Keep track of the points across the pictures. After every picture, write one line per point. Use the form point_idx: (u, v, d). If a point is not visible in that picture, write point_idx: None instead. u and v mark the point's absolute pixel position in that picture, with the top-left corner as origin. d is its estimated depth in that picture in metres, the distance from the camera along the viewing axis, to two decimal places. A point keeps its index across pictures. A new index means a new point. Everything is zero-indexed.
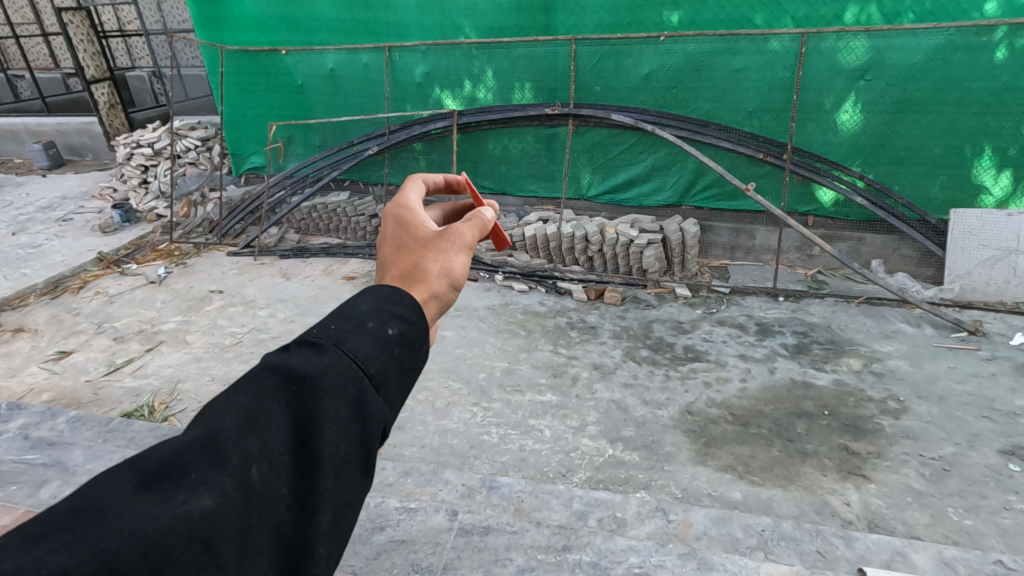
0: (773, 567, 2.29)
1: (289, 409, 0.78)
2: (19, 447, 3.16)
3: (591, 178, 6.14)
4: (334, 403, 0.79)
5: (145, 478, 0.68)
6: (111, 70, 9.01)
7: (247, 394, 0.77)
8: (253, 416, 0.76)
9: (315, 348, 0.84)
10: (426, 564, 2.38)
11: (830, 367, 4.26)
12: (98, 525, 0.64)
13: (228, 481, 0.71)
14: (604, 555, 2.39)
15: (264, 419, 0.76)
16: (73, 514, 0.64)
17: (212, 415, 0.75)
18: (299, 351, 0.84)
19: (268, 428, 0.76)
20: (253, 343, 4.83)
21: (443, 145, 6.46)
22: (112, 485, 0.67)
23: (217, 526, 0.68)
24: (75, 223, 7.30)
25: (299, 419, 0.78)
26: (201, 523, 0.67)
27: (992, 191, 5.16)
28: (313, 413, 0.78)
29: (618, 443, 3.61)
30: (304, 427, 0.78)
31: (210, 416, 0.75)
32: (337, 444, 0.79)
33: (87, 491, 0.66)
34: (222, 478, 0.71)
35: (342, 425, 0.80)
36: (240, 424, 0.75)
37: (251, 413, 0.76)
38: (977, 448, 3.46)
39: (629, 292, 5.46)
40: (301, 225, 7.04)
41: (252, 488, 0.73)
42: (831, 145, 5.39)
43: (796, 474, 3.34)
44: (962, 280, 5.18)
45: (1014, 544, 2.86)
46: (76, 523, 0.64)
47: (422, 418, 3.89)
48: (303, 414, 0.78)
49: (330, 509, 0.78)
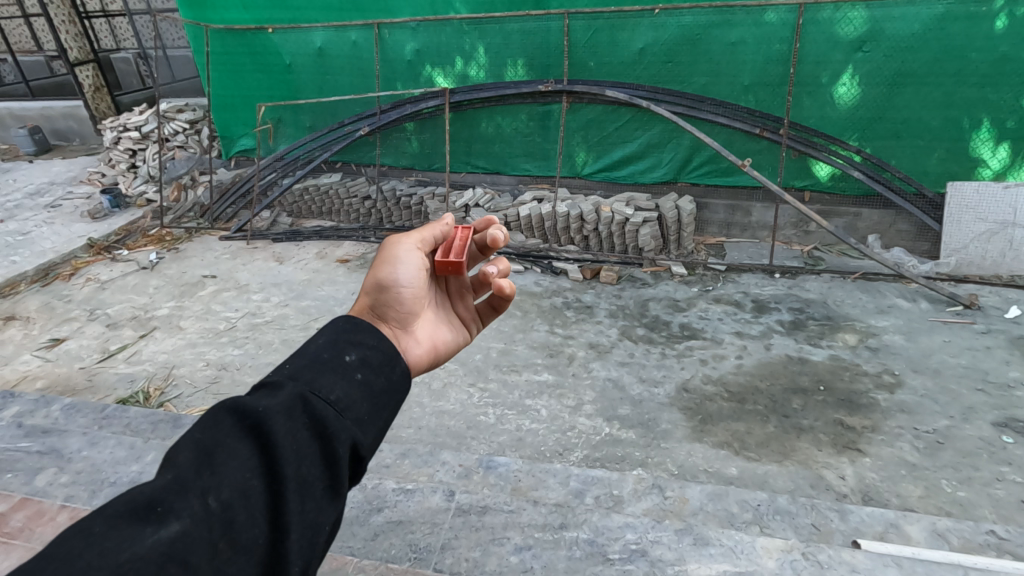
0: (769, 541, 2.31)
1: (243, 443, 0.95)
2: (13, 436, 3.12)
3: (586, 156, 6.07)
4: (285, 432, 0.97)
5: (124, 516, 0.83)
6: (95, 52, 8.81)
7: (209, 436, 0.95)
8: (214, 451, 0.93)
9: (271, 392, 1.03)
10: (424, 544, 2.40)
11: (825, 343, 4.26)
12: (77, 558, 0.77)
13: (196, 506, 0.87)
14: (602, 531, 2.41)
15: (223, 452, 0.93)
16: (56, 555, 0.77)
17: (177, 457, 0.92)
18: (255, 397, 1.02)
19: (226, 460, 0.92)
20: (248, 327, 4.80)
21: (434, 124, 6.38)
22: (90, 528, 0.81)
23: (190, 545, 0.84)
24: (64, 209, 7.19)
25: (259, 449, 0.96)
26: (174, 545, 0.82)
27: (989, 163, 5.12)
28: (269, 440, 0.96)
29: (615, 422, 3.62)
30: (265, 452, 0.96)
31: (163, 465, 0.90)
32: (292, 466, 0.96)
33: (67, 539, 0.80)
34: (190, 502, 0.87)
35: (296, 450, 0.97)
36: (202, 459, 0.91)
37: (212, 451, 0.93)
38: (971, 420, 3.48)
39: (626, 271, 5.43)
40: (294, 208, 6.97)
41: (218, 512, 0.88)
42: (828, 119, 5.31)
43: (791, 450, 3.36)
44: (958, 254, 5.16)
45: (1006, 514, 2.89)
46: (58, 562, 0.77)
47: (418, 400, 3.88)
48: (261, 441, 0.96)
49: (295, 523, 0.93)
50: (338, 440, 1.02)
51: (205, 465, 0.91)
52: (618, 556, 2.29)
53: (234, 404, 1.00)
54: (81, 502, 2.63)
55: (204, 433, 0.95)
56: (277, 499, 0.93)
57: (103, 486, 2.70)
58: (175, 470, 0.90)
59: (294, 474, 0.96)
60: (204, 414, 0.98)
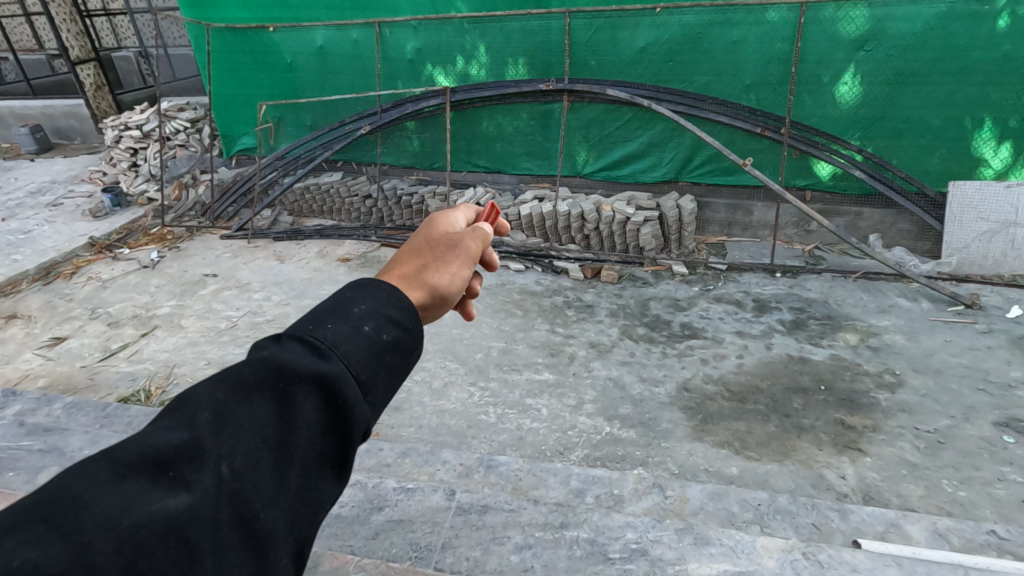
0: (770, 540, 2.32)
1: (264, 406, 0.83)
2: (15, 434, 3.13)
3: (587, 155, 6.07)
4: (310, 406, 0.84)
5: (132, 472, 0.74)
6: (96, 50, 8.82)
7: (230, 393, 0.83)
8: (233, 414, 0.81)
9: (302, 352, 0.88)
10: (425, 543, 2.40)
11: (826, 342, 4.26)
12: (80, 514, 0.69)
13: (208, 474, 0.76)
14: (602, 530, 2.42)
15: (243, 416, 0.81)
16: (58, 504, 0.70)
17: (194, 413, 0.81)
18: (287, 350, 0.87)
19: (245, 426, 0.81)
20: (249, 326, 4.81)
21: (435, 123, 6.38)
22: (95, 477, 0.73)
23: (197, 521, 0.73)
24: (66, 208, 7.20)
25: (282, 417, 0.83)
26: (178, 519, 0.72)
27: (991, 163, 5.11)
28: (293, 409, 0.83)
29: (615, 421, 3.62)
30: (288, 422, 0.83)
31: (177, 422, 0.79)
32: (311, 444, 0.84)
33: (71, 485, 0.72)
34: (201, 471, 0.76)
35: (318, 427, 0.85)
36: (220, 420, 0.80)
37: (229, 412, 0.81)
38: (972, 420, 3.48)
39: (627, 271, 5.43)
40: (295, 206, 6.97)
41: (227, 484, 0.77)
42: (829, 118, 5.31)
43: (792, 449, 3.35)
44: (959, 253, 5.15)
45: (1007, 514, 2.89)
46: (60, 514, 0.69)
47: (418, 399, 3.88)
48: (285, 408, 0.84)
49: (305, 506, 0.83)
50: (368, 421, 0.88)
51: (223, 430, 0.80)
52: (618, 556, 2.30)
53: (261, 357, 0.87)
54: None
55: (225, 389, 0.83)
56: (293, 479, 0.82)
57: None
58: (186, 426, 0.79)
59: (312, 454, 0.84)
60: (230, 366, 0.87)
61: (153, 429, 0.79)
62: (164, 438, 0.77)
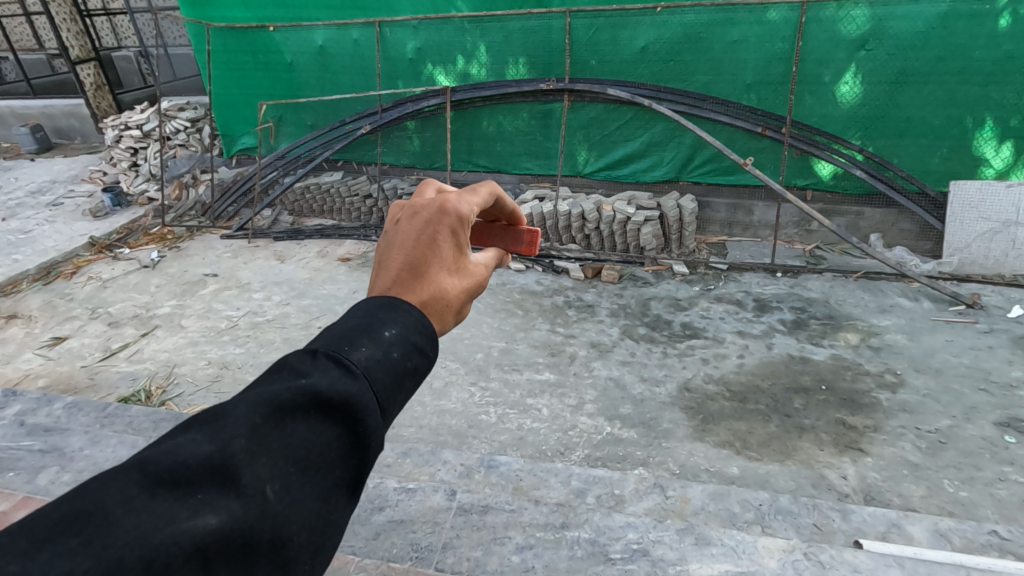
0: (771, 540, 2.32)
1: (297, 428, 0.77)
2: (15, 434, 3.12)
3: (588, 155, 6.06)
4: (336, 432, 0.80)
5: (161, 488, 0.68)
6: (96, 50, 8.82)
7: (262, 411, 0.77)
8: (267, 432, 0.75)
9: (339, 377, 0.81)
10: (425, 543, 2.40)
11: (828, 342, 4.25)
12: (108, 529, 0.63)
13: (239, 496, 0.71)
14: (603, 531, 2.42)
15: (278, 438, 0.76)
16: (85, 516, 0.64)
17: (226, 427, 0.75)
18: (323, 374, 0.81)
19: (278, 447, 0.75)
20: (249, 326, 4.80)
21: (435, 123, 6.38)
22: (123, 492, 0.66)
23: (226, 545, 0.67)
24: (67, 208, 7.20)
25: (315, 439, 0.78)
26: (209, 542, 0.66)
27: (992, 163, 5.10)
28: (327, 435, 0.79)
29: (616, 421, 3.62)
30: (321, 447, 0.78)
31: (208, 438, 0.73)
32: (337, 472, 0.80)
33: (97, 497, 0.65)
34: (233, 493, 0.71)
35: (346, 456, 0.81)
36: (255, 438, 0.74)
37: (266, 431, 0.75)
38: (974, 420, 3.48)
39: (627, 270, 5.42)
40: (295, 206, 6.96)
41: (260, 509, 0.72)
42: (830, 118, 5.30)
43: (793, 449, 3.35)
44: (960, 253, 5.15)
45: (1009, 514, 2.88)
46: (89, 527, 0.63)
47: (419, 399, 3.88)
48: (320, 433, 0.79)
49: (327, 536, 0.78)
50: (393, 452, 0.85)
51: (255, 450, 0.74)
52: (619, 556, 2.30)
53: (295, 375, 0.81)
54: None
55: (251, 408, 0.76)
56: (318, 509, 0.77)
57: None
58: (218, 443, 0.73)
59: (333, 480, 0.80)
60: (263, 382, 0.81)
61: (179, 442, 0.72)
62: (192, 454, 0.71)
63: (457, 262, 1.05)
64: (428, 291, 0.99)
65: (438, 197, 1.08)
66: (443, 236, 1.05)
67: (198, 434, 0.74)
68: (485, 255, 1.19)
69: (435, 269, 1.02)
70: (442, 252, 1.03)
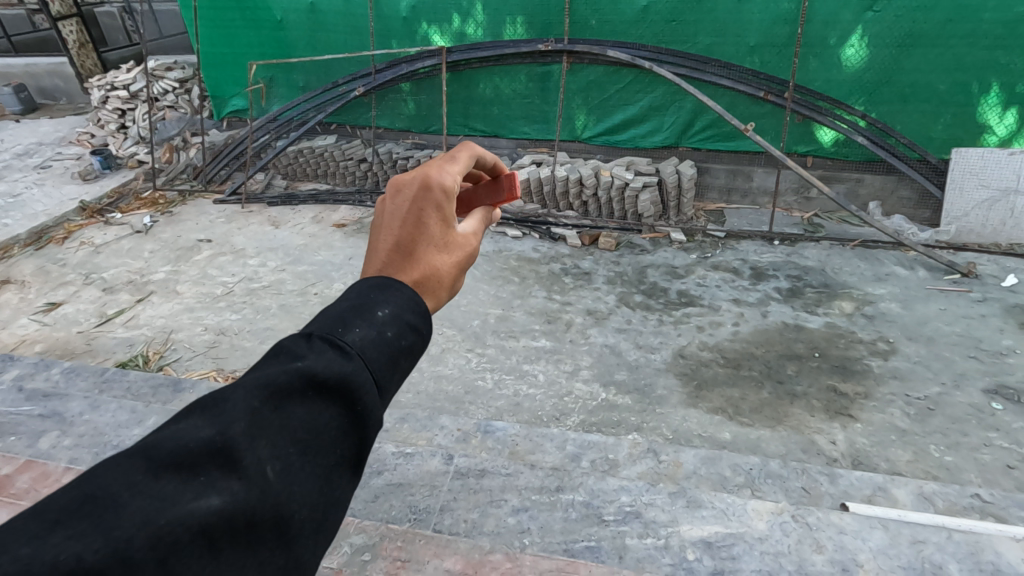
0: (761, 503, 2.41)
1: (297, 408, 0.77)
2: (15, 399, 3.14)
3: (586, 119, 5.94)
4: (335, 412, 0.79)
5: (165, 469, 0.68)
6: (78, 5, 8.49)
7: (260, 392, 0.76)
8: (267, 414, 0.75)
9: (334, 359, 0.80)
10: (424, 505, 2.47)
11: (822, 310, 4.28)
12: (118, 509, 0.64)
13: (243, 475, 0.71)
14: (597, 494, 2.49)
15: (278, 418, 0.75)
16: (94, 497, 0.64)
17: (225, 408, 0.74)
18: (319, 357, 0.80)
19: (276, 428, 0.75)
20: (245, 292, 4.78)
21: (431, 85, 6.24)
22: (129, 473, 0.67)
23: (233, 522, 0.68)
24: (55, 171, 7.07)
25: (314, 419, 0.78)
26: (216, 521, 0.67)
27: (996, 130, 5.03)
28: (327, 412, 0.79)
29: (611, 387, 3.67)
30: (321, 425, 0.78)
31: (208, 420, 0.73)
32: (338, 449, 0.79)
33: (103, 480, 0.66)
34: (237, 471, 0.71)
35: (346, 433, 0.80)
36: (254, 420, 0.74)
37: (264, 413, 0.75)
38: (962, 386, 3.54)
39: (625, 237, 5.39)
40: (288, 170, 6.82)
41: (263, 487, 0.72)
42: (834, 82, 5.18)
43: (785, 415, 3.41)
44: (958, 221, 5.14)
45: (991, 478, 2.96)
46: (97, 505, 0.64)
47: (416, 365, 3.91)
48: (321, 410, 0.78)
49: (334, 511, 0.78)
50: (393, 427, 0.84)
51: (255, 431, 0.74)
52: (613, 518, 2.38)
53: (292, 354, 0.81)
54: (86, 464, 2.69)
55: (250, 392, 0.76)
56: (321, 486, 0.77)
57: (107, 447, 2.78)
58: (218, 424, 0.73)
59: (333, 458, 0.79)
60: (260, 363, 0.80)
61: (180, 427, 0.72)
62: (193, 437, 0.71)
63: (446, 237, 1.04)
64: (420, 270, 0.98)
65: (419, 170, 1.06)
66: (430, 213, 1.03)
67: (198, 418, 0.74)
68: (472, 221, 1.17)
69: (423, 247, 1.01)
70: (430, 229, 1.02)
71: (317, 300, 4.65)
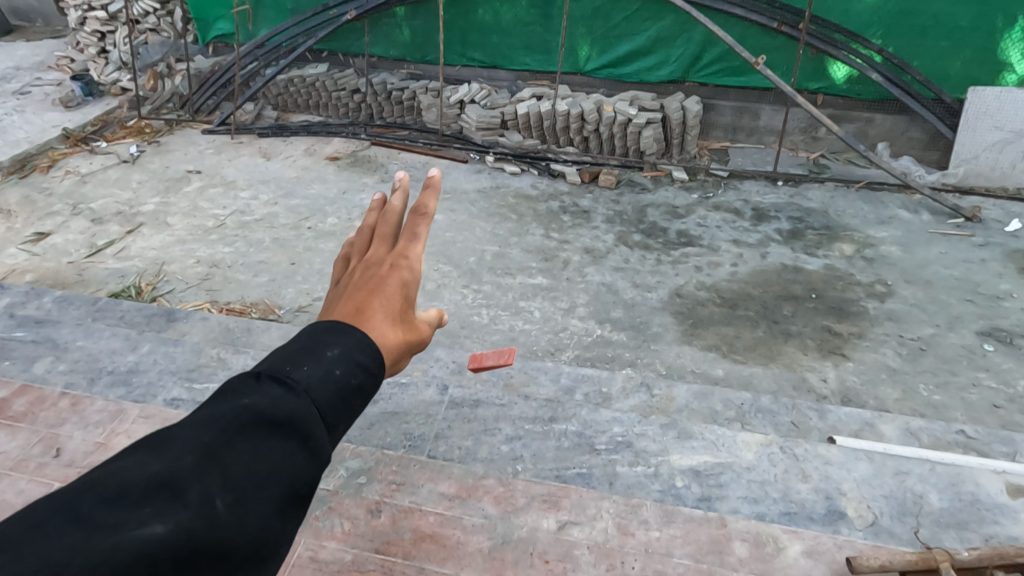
0: (750, 436, 2.46)
1: (247, 443, 0.80)
2: (7, 326, 3.11)
3: (589, 51, 5.67)
4: (281, 447, 0.82)
5: (119, 500, 0.72)
6: None
7: (213, 433, 0.81)
8: (217, 451, 0.79)
9: (281, 398, 0.84)
10: (419, 433, 2.50)
11: (822, 252, 4.23)
12: (69, 538, 0.68)
13: (193, 509, 0.74)
14: (590, 424, 2.53)
15: (229, 454, 0.79)
16: (49, 525, 0.69)
17: (179, 446, 0.79)
18: (266, 397, 0.84)
19: (225, 463, 0.79)
20: (237, 225, 4.69)
21: (427, 10, 5.95)
22: (84, 501, 0.72)
23: (182, 551, 0.72)
24: (35, 97, 6.77)
25: (263, 456, 0.81)
26: (164, 549, 0.70)
27: (1016, 68, 4.82)
28: (275, 449, 0.81)
29: (607, 324, 3.66)
30: (268, 463, 0.81)
31: (160, 459, 0.77)
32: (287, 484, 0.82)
33: (56, 511, 0.70)
34: (187, 505, 0.74)
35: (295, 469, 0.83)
36: (206, 456, 0.79)
37: (214, 449, 0.79)
38: (956, 329, 3.55)
39: (625, 175, 5.26)
40: (279, 100, 6.55)
41: (210, 519, 0.75)
42: (852, 13, 4.93)
43: (778, 354, 3.43)
44: (967, 164, 4.99)
45: (976, 416, 3.02)
46: (49, 533, 0.68)
47: (412, 300, 3.89)
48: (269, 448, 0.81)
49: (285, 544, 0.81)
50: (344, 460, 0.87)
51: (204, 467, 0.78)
52: (604, 447, 2.43)
53: (242, 397, 0.85)
54: (82, 390, 2.70)
55: (202, 430, 0.81)
56: (271, 519, 0.80)
57: (102, 374, 2.79)
58: (172, 458, 0.78)
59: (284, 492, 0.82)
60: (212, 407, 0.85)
61: (134, 459, 0.78)
62: (147, 469, 0.76)
63: (405, 311, 1.03)
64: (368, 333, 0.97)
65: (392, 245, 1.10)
66: (394, 281, 1.04)
67: (152, 455, 0.78)
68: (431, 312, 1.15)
69: (378, 314, 1.00)
70: (388, 291, 1.03)
71: (310, 234, 4.57)
